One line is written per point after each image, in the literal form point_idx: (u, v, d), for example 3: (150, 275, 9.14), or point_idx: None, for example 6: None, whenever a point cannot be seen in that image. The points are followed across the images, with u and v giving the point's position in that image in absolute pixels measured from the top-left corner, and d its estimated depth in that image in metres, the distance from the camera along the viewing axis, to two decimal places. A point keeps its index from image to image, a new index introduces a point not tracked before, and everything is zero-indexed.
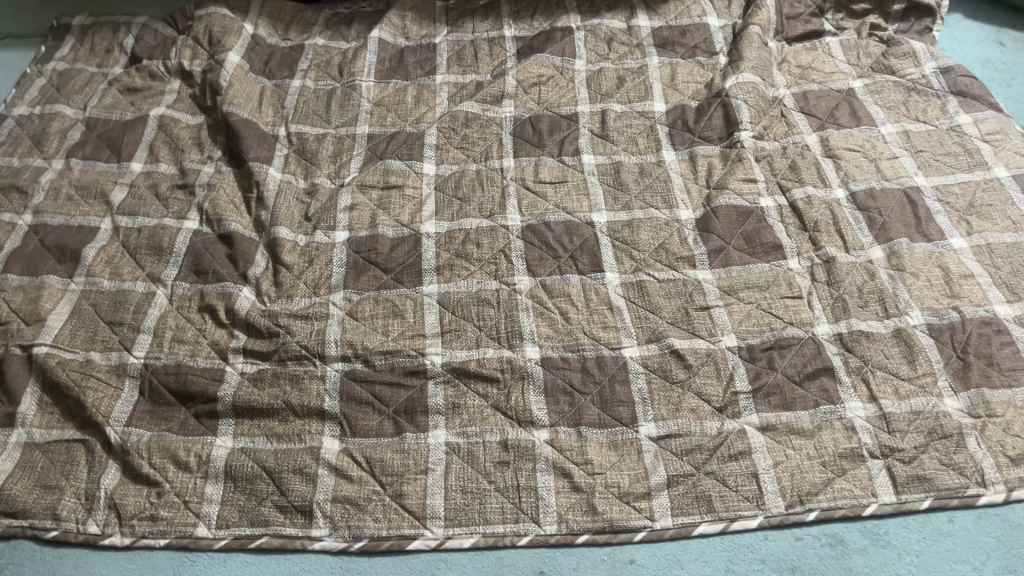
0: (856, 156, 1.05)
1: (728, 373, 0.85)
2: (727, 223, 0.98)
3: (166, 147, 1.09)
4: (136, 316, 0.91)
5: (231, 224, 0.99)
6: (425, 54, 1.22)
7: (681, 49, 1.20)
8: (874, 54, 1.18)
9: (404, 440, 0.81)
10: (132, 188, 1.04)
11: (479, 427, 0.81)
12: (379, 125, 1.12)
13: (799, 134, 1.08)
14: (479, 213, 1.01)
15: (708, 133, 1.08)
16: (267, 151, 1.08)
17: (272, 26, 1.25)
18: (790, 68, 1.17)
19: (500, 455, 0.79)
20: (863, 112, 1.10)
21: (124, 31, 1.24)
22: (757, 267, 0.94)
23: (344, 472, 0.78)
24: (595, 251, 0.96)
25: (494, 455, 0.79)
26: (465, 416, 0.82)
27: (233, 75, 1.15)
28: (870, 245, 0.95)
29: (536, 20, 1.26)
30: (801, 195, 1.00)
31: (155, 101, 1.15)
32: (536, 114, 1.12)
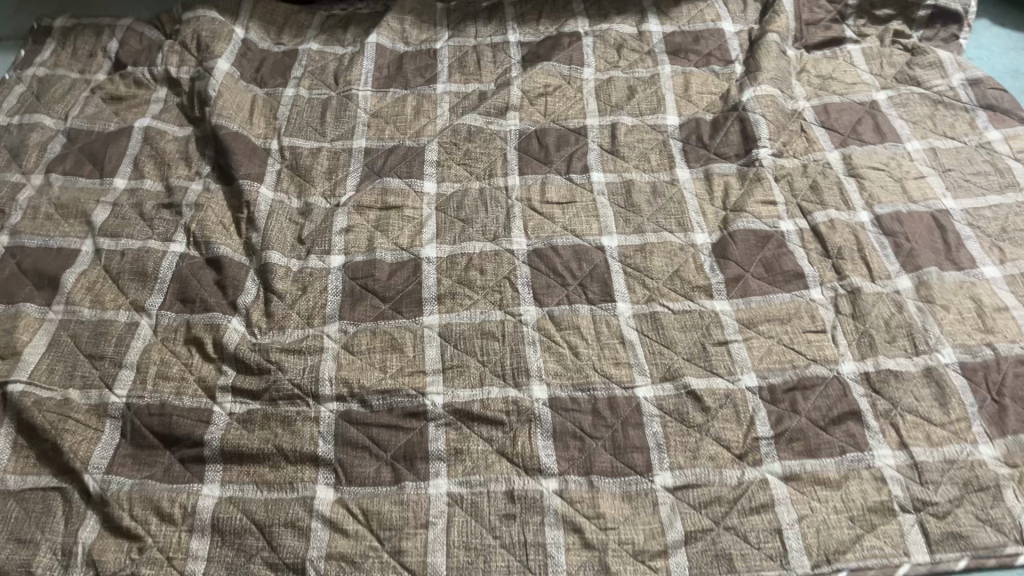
0: (880, 176, 0.99)
1: (748, 416, 0.79)
2: (746, 248, 0.92)
3: (152, 162, 1.03)
4: (118, 349, 0.85)
5: (220, 248, 0.93)
6: (425, 61, 1.16)
7: (694, 57, 1.14)
8: (898, 63, 1.12)
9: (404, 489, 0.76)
10: (115, 207, 0.98)
11: (484, 476, 0.76)
12: (377, 138, 1.06)
13: (820, 150, 1.03)
14: (482, 236, 0.95)
15: (725, 150, 1.02)
16: (259, 166, 1.02)
17: (264, 30, 1.19)
18: (809, 78, 1.11)
19: (506, 508, 0.74)
20: (887, 127, 1.05)
21: (108, 35, 1.18)
22: (777, 297, 0.88)
23: (340, 525, 0.73)
24: (606, 278, 0.91)
25: (499, 508, 0.74)
26: (468, 463, 0.77)
27: (223, 84, 1.09)
28: (898, 274, 0.90)
29: (542, 25, 1.20)
30: (823, 218, 0.95)
31: (141, 111, 1.09)
32: (543, 128, 1.06)
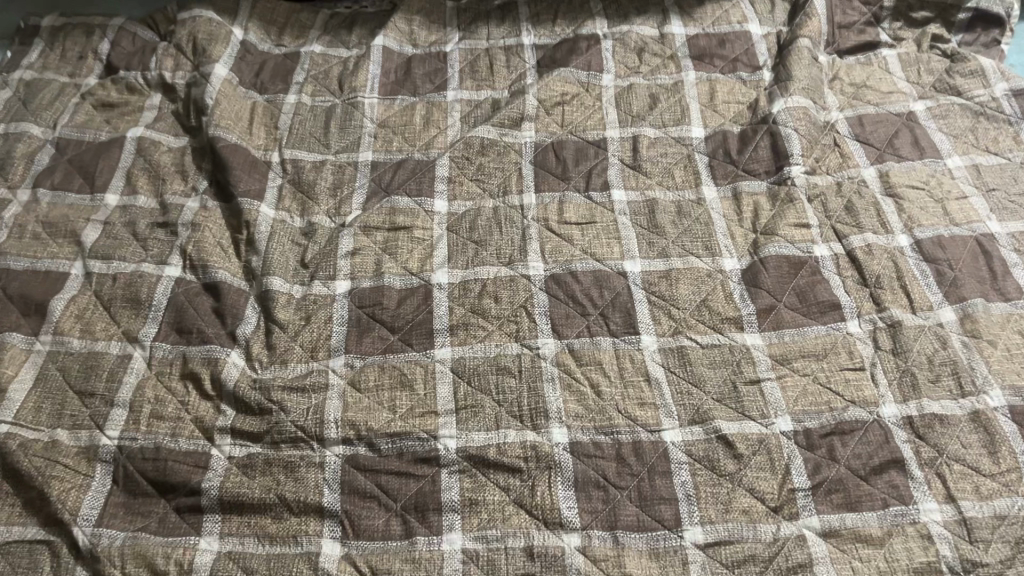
0: (920, 196, 0.93)
1: (783, 464, 0.74)
2: (778, 276, 0.87)
3: (145, 175, 0.97)
4: (109, 385, 0.80)
5: (218, 273, 0.88)
6: (435, 65, 1.10)
7: (720, 62, 1.08)
8: (936, 71, 1.06)
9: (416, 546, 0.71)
10: (106, 226, 0.93)
11: (501, 530, 0.71)
12: (384, 150, 1.00)
13: (855, 166, 0.97)
14: (497, 259, 0.90)
15: (754, 166, 0.96)
16: (259, 182, 0.96)
17: (264, 31, 1.13)
18: (842, 86, 1.05)
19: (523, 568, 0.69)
20: (926, 142, 0.98)
21: (99, 36, 1.12)
22: (811, 330, 0.83)
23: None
24: (629, 308, 0.85)
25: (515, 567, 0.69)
26: (483, 516, 0.72)
27: (221, 91, 1.03)
28: (940, 305, 0.84)
29: (558, 26, 1.14)
30: (860, 242, 0.89)
31: (134, 120, 1.03)
32: (560, 140, 1.00)
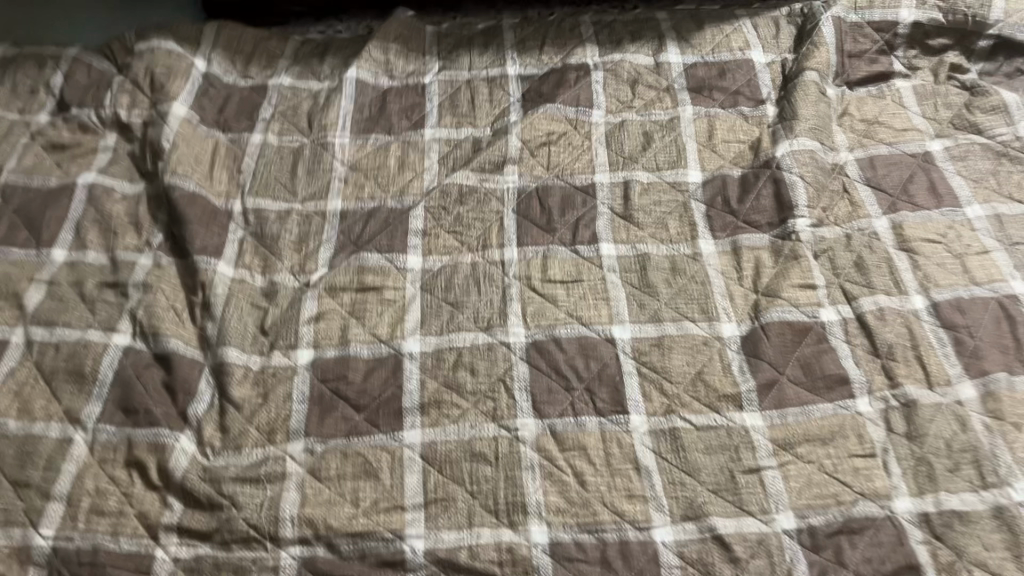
0: (936, 250, 0.85)
1: (785, 570, 0.67)
2: (781, 346, 0.79)
3: (96, 227, 0.90)
4: (46, 475, 0.73)
5: (170, 342, 0.80)
6: (412, 99, 1.01)
7: (720, 95, 1.00)
8: (955, 105, 0.97)
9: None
10: (51, 286, 0.85)
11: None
12: (355, 197, 0.93)
13: (866, 216, 0.89)
14: (474, 324, 0.82)
15: (755, 217, 0.88)
16: (217, 236, 0.88)
17: (230, 62, 1.05)
18: (853, 123, 0.97)
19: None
20: (944, 187, 0.90)
21: (52, 67, 1.03)
22: (818, 410, 0.76)
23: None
24: (617, 382, 0.78)
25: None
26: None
27: (179, 133, 0.95)
28: (959, 380, 0.76)
29: (546, 53, 1.06)
30: (870, 305, 0.82)
31: (86, 163, 0.95)
32: (545, 186, 0.92)
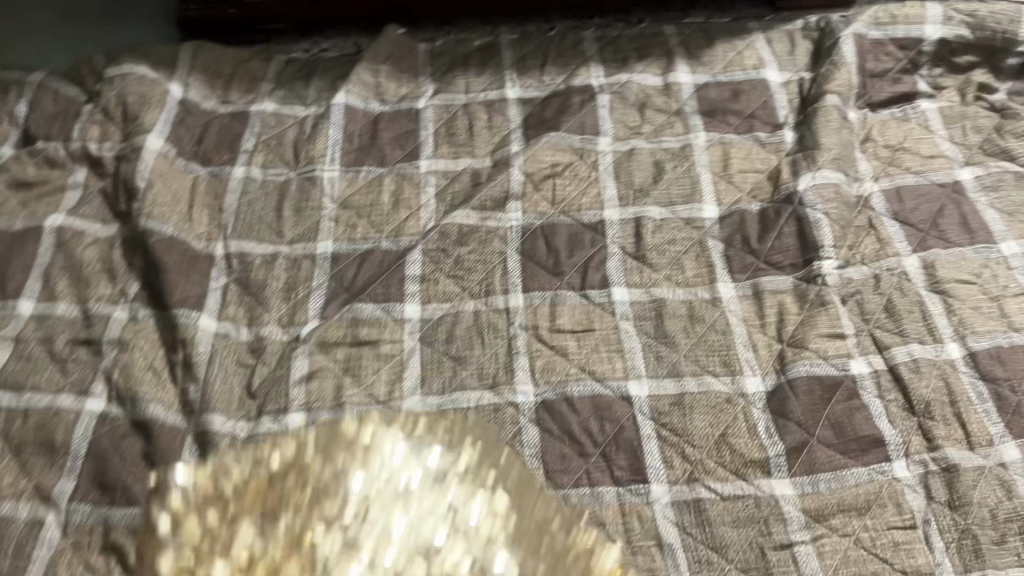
0: (971, 292, 0.80)
1: None
2: (809, 405, 0.74)
3: (67, 276, 0.83)
4: (15, 564, 0.66)
5: (150, 407, 0.74)
6: (405, 126, 0.95)
7: (734, 119, 0.94)
8: (985, 129, 0.92)
9: (387, 511, 0.43)
10: (19, 344, 0.78)
11: (511, 488, 0.48)
12: (347, 238, 0.86)
13: (894, 254, 0.83)
14: (478, 381, 0.76)
15: (777, 258, 0.83)
16: (199, 285, 0.82)
17: (209, 86, 0.98)
18: (877, 149, 0.91)
19: (558, 513, 0.48)
20: (977, 221, 0.85)
21: (16, 94, 0.95)
22: (851, 476, 0.70)
23: (328, 428, 0.47)
24: (635, 447, 0.72)
25: (547, 505, 0.49)
26: (488, 442, 0.51)
27: (155, 169, 0.88)
28: (1002, 440, 0.71)
29: (547, 74, 0.99)
30: (904, 356, 0.76)
31: (55, 202, 0.88)
32: (551, 223, 0.86)
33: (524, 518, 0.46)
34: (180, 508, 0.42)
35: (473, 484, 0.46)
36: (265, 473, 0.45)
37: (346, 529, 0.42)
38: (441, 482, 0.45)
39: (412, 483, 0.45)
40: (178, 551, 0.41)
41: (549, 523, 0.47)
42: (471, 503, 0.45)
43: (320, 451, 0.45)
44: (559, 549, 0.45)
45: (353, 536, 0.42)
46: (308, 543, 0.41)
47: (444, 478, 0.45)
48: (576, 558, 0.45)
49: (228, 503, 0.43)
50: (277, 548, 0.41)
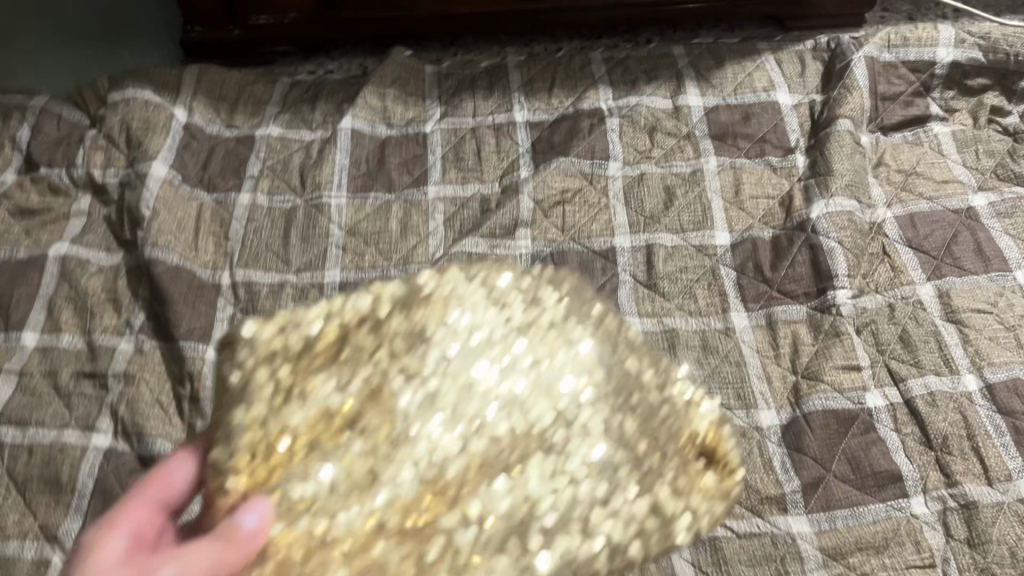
0: (987, 321, 0.79)
1: None
2: (825, 439, 0.73)
3: (71, 306, 0.82)
4: None
5: (157, 443, 0.73)
6: (413, 151, 0.94)
7: (745, 143, 0.93)
8: (998, 153, 0.91)
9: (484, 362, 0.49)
10: (23, 378, 0.77)
11: (605, 335, 0.52)
12: (355, 266, 0.85)
13: (909, 282, 0.82)
14: None
15: (791, 286, 0.82)
16: (205, 316, 0.81)
17: (213, 110, 0.97)
18: (890, 175, 0.90)
19: (655, 364, 0.52)
20: (991, 249, 0.84)
21: (19, 118, 0.94)
22: (869, 513, 0.69)
23: (412, 278, 0.53)
24: None
25: (647, 357, 0.53)
26: (580, 297, 0.54)
27: (160, 197, 0.87)
28: (1021, 474, 0.70)
29: (555, 96, 0.98)
30: (920, 388, 0.75)
31: (58, 230, 0.87)
32: (561, 251, 0.85)
33: (611, 373, 0.50)
34: (270, 358, 0.48)
35: (557, 342, 0.50)
36: (348, 325, 0.50)
37: (436, 371, 0.48)
38: (525, 333, 0.50)
39: (486, 341, 0.50)
40: (257, 405, 0.46)
41: (640, 376, 0.51)
42: (561, 372, 0.49)
43: (407, 303, 0.51)
44: (651, 402, 0.50)
45: (449, 367, 0.48)
46: (414, 367, 0.48)
47: (528, 330, 0.51)
48: (668, 414, 0.50)
49: (322, 350, 0.49)
50: (354, 400, 0.47)
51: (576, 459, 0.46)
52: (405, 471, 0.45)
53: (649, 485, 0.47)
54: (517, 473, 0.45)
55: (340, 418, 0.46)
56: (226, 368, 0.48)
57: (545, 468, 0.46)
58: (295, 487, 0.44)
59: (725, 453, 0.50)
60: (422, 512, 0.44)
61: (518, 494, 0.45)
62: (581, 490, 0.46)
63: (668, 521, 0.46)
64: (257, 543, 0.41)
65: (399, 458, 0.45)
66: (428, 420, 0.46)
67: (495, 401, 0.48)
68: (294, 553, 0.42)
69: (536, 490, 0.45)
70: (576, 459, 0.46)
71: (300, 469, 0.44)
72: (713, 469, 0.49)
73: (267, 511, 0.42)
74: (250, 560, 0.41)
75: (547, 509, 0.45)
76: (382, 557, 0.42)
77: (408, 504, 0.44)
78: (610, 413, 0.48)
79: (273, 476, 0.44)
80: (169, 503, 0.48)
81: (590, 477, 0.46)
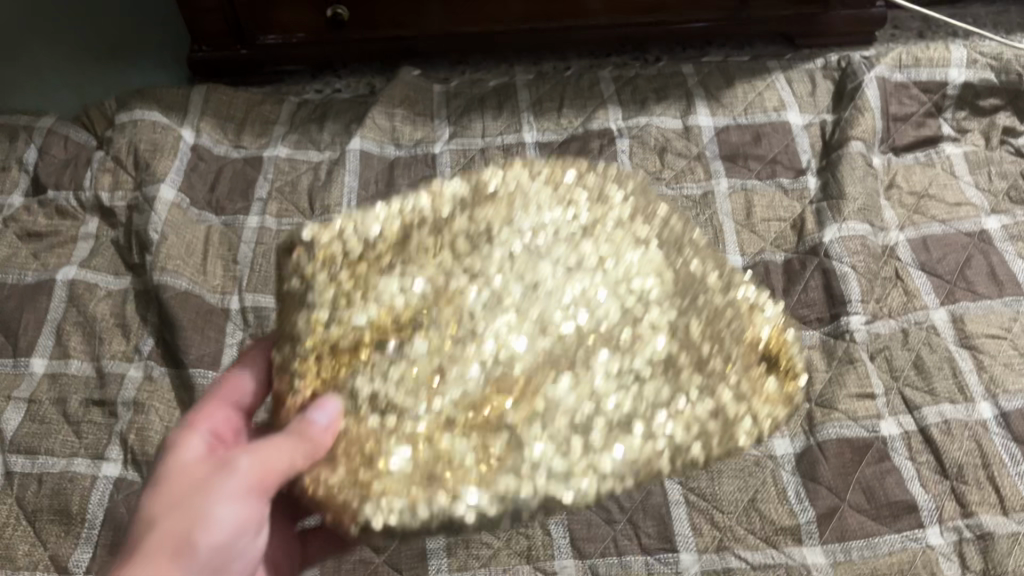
0: (1002, 347, 0.78)
1: None
2: (840, 468, 0.72)
3: (79, 332, 0.81)
4: None
5: None
6: (421, 172, 0.93)
7: (756, 164, 0.92)
8: (1011, 174, 0.90)
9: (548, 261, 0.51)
10: (32, 406, 0.77)
11: (668, 241, 0.54)
12: None
13: (922, 307, 0.81)
14: None
15: (804, 312, 0.81)
16: (214, 342, 0.80)
17: (221, 131, 0.96)
18: (902, 197, 0.89)
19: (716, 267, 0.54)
20: (1005, 272, 0.83)
21: (25, 140, 0.94)
22: (884, 544, 0.69)
23: (475, 178, 0.54)
24: (663, 514, 0.71)
25: (708, 259, 0.54)
26: (644, 201, 0.56)
27: (168, 221, 0.86)
28: None
29: (564, 116, 0.97)
30: (935, 416, 0.75)
31: (66, 254, 0.86)
32: None
33: (677, 274, 0.52)
34: (332, 254, 0.49)
35: (623, 242, 0.52)
36: (411, 226, 0.51)
37: (505, 272, 0.50)
38: (590, 236, 0.52)
39: (552, 240, 0.52)
40: (321, 308, 0.48)
41: (706, 280, 0.52)
42: (627, 276, 0.51)
43: (471, 205, 0.53)
44: (718, 304, 0.52)
45: (515, 267, 0.50)
46: (479, 269, 0.50)
47: (592, 233, 0.52)
48: (734, 318, 0.52)
49: (389, 247, 0.50)
50: (420, 298, 0.49)
51: (643, 356, 0.48)
52: (473, 363, 0.47)
53: (713, 387, 0.49)
54: (582, 369, 0.48)
55: (407, 315, 0.48)
56: (287, 271, 0.50)
57: (609, 365, 0.48)
58: (359, 380, 0.47)
59: (787, 358, 0.51)
60: (493, 403, 0.46)
61: (583, 390, 0.47)
62: (650, 386, 0.48)
63: (732, 423, 0.49)
64: (329, 436, 0.44)
65: (465, 357, 0.47)
66: (493, 320, 0.48)
67: (563, 304, 0.49)
68: (363, 448, 0.45)
69: (603, 388, 0.47)
70: (643, 356, 0.48)
71: (373, 365, 0.47)
72: (775, 373, 0.51)
73: (336, 410, 0.45)
74: (324, 452, 0.45)
75: (611, 406, 0.47)
76: (449, 450, 0.45)
77: (475, 399, 0.47)
78: (676, 315, 0.50)
79: (341, 373, 0.47)
80: (236, 399, 0.53)
81: (654, 374, 0.48)
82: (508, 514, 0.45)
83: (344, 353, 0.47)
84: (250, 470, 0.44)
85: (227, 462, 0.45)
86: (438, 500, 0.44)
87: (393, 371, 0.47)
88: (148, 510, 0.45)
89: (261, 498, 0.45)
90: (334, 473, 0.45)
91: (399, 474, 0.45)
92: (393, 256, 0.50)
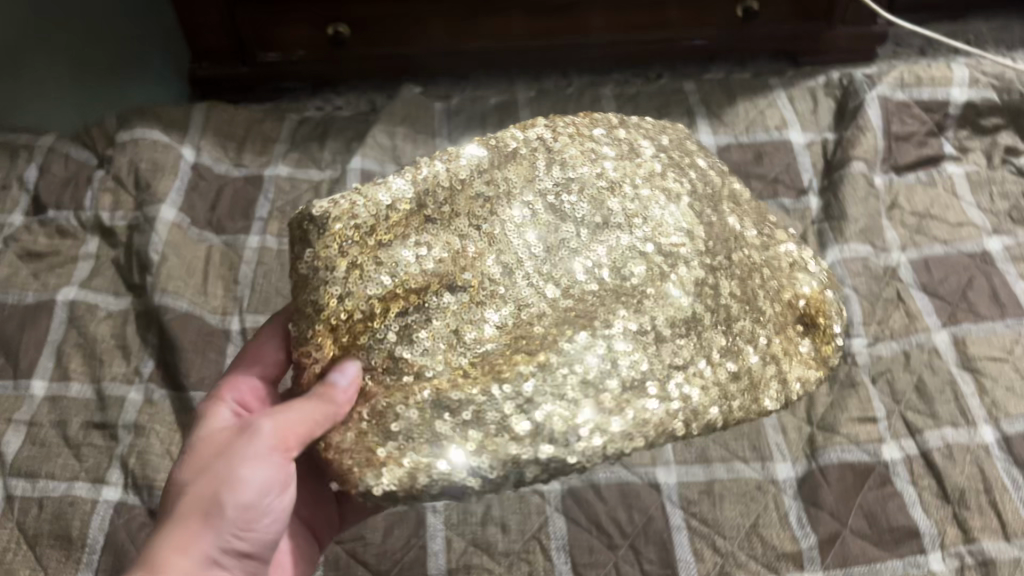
0: (1004, 370, 0.78)
1: None
2: (841, 493, 0.72)
3: (80, 353, 0.81)
4: None
5: None
6: None
7: (758, 183, 0.92)
8: (1013, 194, 0.90)
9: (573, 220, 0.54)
10: (32, 429, 0.77)
11: (703, 196, 0.60)
12: None
13: (924, 329, 0.81)
14: None
15: None
16: (215, 363, 0.80)
17: (221, 149, 0.96)
18: (903, 217, 0.89)
19: (753, 227, 0.63)
20: (1006, 294, 0.83)
21: (26, 158, 0.93)
22: (886, 570, 0.69)
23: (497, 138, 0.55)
24: (665, 539, 0.71)
25: (747, 220, 0.63)
26: (680, 154, 0.62)
27: (169, 241, 0.86)
28: None
29: None
30: (938, 441, 0.75)
31: (66, 274, 0.86)
32: None
33: (704, 231, 0.58)
34: (343, 229, 0.50)
35: (652, 201, 0.57)
36: (424, 193, 0.52)
37: (529, 234, 0.54)
38: (620, 193, 0.56)
39: (584, 200, 0.55)
40: (334, 281, 0.49)
41: (745, 241, 0.61)
42: (655, 236, 0.56)
43: (492, 166, 0.54)
44: (757, 262, 0.60)
45: (545, 227, 0.54)
46: (500, 236, 0.53)
47: (622, 190, 0.56)
48: (771, 277, 0.60)
49: (405, 214, 0.51)
50: (441, 263, 0.51)
51: (658, 317, 0.53)
52: (494, 322, 0.52)
53: (739, 347, 0.56)
54: (600, 329, 0.52)
55: (430, 279, 0.51)
56: (300, 249, 0.50)
57: (622, 329, 0.52)
58: (376, 346, 0.50)
59: (823, 318, 0.61)
60: (509, 361, 0.50)
61: (598, 349, 0.51)
62: (670, 346, 0.53)
63: (764, 378, 0.56)
64: (348, 398, 0.48)
65: (481, 317, 0.51)
66: (517, 284, 0.52)
67: (585, 263, 0.54)
68: (376, 405, 0.49)
69: (621, 349, 0.52)
70: (662, 317, 0.54)
71: (396, 325, 0.50)
72: (811, 332, 0.61)
73: (355, 371, 0.49)
74: (342, 413, 0.49)
75: (629, 369, 0.51)
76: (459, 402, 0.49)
77: (495, 357, 0.51)
78: (703, 273, 0.56)
79: (358, 339, 0.50)
80: (260, 363, 0.57)
81: (676, 333, 0.54)
82: (511, 478, 0.49)
83: (362, 321, 0.50)
84: (273, 435, 0.48)
85: (251, 426, 0.49)
86: (446, 466, 0.47)
87: (419, 333, 0.50)
88: (184, 476, 0.49)
89: (284, 460, 0.49)
90: (343, 436, 0.49)
91: (401, 427, 0.48)
92: (414, 218, 0.51)
